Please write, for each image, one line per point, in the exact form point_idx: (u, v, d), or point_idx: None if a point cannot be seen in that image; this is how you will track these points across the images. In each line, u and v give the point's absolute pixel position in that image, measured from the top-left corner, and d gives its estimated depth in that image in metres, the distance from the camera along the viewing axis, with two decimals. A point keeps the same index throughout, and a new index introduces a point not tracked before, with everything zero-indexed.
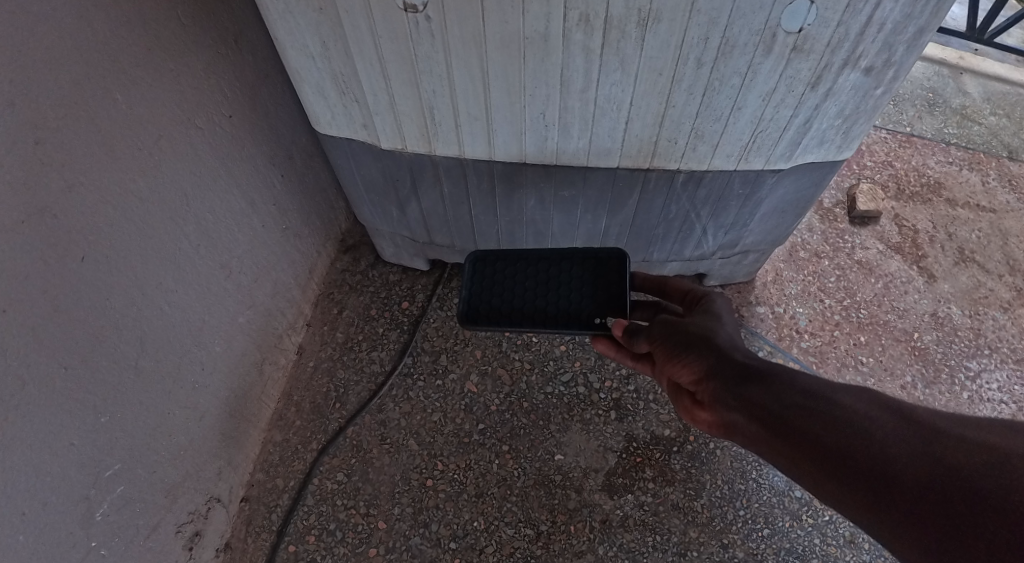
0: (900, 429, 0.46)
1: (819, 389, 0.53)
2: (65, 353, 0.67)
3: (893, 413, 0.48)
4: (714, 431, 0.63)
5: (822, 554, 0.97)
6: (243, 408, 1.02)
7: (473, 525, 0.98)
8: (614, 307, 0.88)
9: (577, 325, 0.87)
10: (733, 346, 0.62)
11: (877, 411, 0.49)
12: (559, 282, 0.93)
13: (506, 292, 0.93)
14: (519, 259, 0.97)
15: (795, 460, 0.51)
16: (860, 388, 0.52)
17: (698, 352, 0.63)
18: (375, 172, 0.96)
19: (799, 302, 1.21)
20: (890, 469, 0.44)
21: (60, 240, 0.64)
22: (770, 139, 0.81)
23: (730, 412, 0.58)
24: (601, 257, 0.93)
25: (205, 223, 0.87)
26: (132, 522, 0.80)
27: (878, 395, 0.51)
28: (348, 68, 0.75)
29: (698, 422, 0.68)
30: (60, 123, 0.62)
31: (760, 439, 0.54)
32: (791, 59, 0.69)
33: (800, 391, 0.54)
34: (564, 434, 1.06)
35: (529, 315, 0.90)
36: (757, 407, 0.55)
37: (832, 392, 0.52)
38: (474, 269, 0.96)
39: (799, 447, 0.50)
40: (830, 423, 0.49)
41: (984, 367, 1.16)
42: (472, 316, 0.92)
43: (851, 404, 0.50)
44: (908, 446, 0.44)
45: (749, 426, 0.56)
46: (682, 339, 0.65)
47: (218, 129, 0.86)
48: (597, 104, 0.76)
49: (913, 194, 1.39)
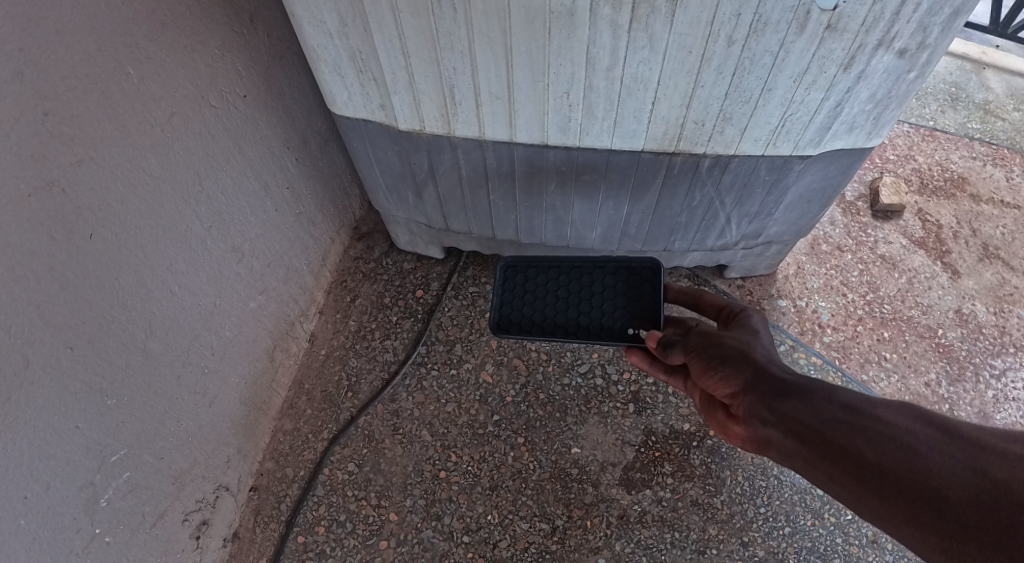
0: (943, 445, 0.45)
1: (859, 403, 0.52)
2: (71, 332, 0.65)
3: (935, 427, 0.46)
4: (748, 447, 0.61)
5: (844, 554, 0.94)
6: (253, 396, 0.99)
7: (487, 519, 0.95)
8: (648, 319, 0.86)
9: (609, 336, 0.86)
10: (770, 361, 0.60)
11: (919, 425, 0.47)
12: (591, 291, 0.91)
13: (538, 300, 0.92)
14: (551, 266, 0.96)
15: (836, 476, 0.50)
16: (900, 402, 0.50)
17: (733, 365, 0.61)
18: (393, 156, 0.94)
19: (821, 296, 1.18)
20: (934, 483, 0.43)
21: (68, 215, 0.62)
22: (800, 123, 0.78)
23: (765, 427, 0.56)
24: (633, 267, 0.92)
25: (218, 204, 0.85)
26: (138, 510, 0.78)
27: (918, 409, 0.49)
28: (367, 44, 0.73)
29: (731, 438, 0.66)
30: (70, 95, 0.60)
31: (798, 456, 0.53)
32: (825, 38, 0.66)
33: (842, 406, 0.52)
34: (581, 427, 1.03)
35: (561, 325, 0.89)
36: (794, 421, 0.54)
37: (873, 407, 0.51)
38: (505, 277, 0.96)
39: (839, 463, 0.49)
40: (872, 438, 0.48)
41: (1010, 366, 1.12)
42: (504, 324, 0.91)
43: (892, 418, 0.49)
44: (952, 460, 0.44)
45: (786, 441, 0.54)
46: (717, 351, 0.63)
47: (233, 110, 0.85)
48: (624, 84, 0.73)
49: (936, 189, 1.36)
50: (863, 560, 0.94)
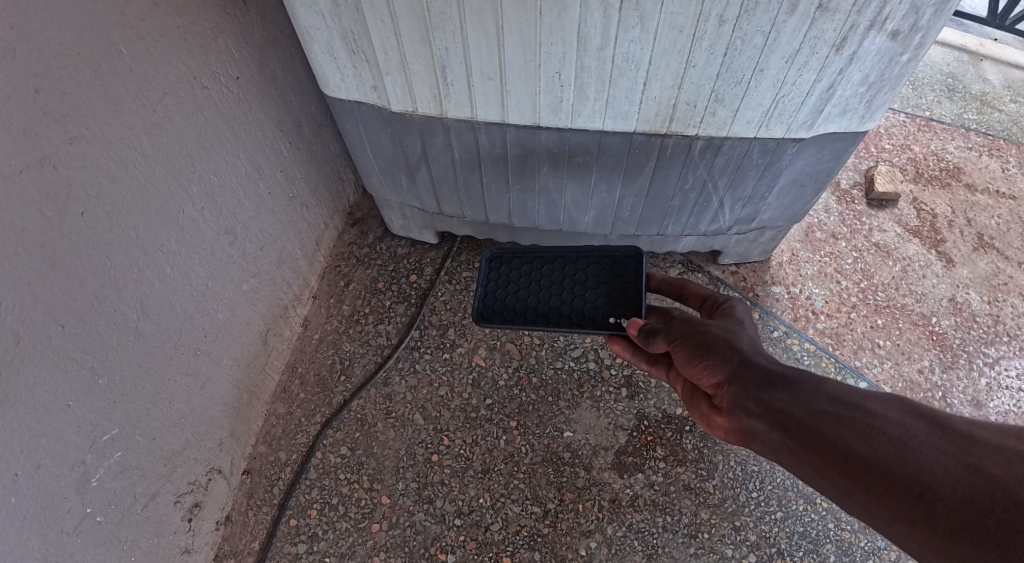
0: (934, 438, 0.45)
1: (847, 395, 0.51)
2: (63, 311, 0.65)
3: (927, 421, 0.46)
4: (731, 438, 0.61)
5: (836, 539, 0.94)
6: (246, 379, 0.99)
7: (479, 502, 0.96)
8: (630, 307, 0.86)
9: (591, 324, 0.86)
10: (755, 351, 0.60)
11: (910, 418, 0.47)
12: (574, 280, 0.91)
13: (522, 289, 0.93)
14: (536, 257, 0.96)
15: (822, 469, 0.49)
16: (890, 394, 0.50)
17: (720, 355, 0.61)
18: (386, 140, 0.94)
19: (815, 283, 1.18)
20: (926, 479, 0.43)
21: (59, 193, 0.62)
22: (792, 105, 0.78)
23: (750, 418, 0.56)
24: (617, 256, 0.92)
25: (211, 185, 0.85)
26: (129, 490, 0.78)
27: (908, 402, 0.49)
28: (359, 25, 0.73)
29: (713, 429, 0.66)
30: (62, 73, 0.60)
31: (784, 449, 0.53)
32: (816, 18, 0.66)
33: (828, 398, 0.52)
34: (574, 411, 1.03)
35: (543, 314, 0.89)
36: (780, 412, 0.53)
37: (861, 399, 0.50)
38: (490, 266, 0.96)
39: (827, 456, 0.49)
40: (861, 432, 0.48)
41: (1003, 354, 1.12)
42: (487, 313, 0.91)
43: (881, 411, 0.49)
44: (944, 455, 0.43)
45: (770, 433, 0.54)
46: (702, 341, 0.63)
47: (226, 91, 0.85)
48: (615, 64, 0.73)
49: (932, 178, 1.36)
50: (855, 546, 0.94)
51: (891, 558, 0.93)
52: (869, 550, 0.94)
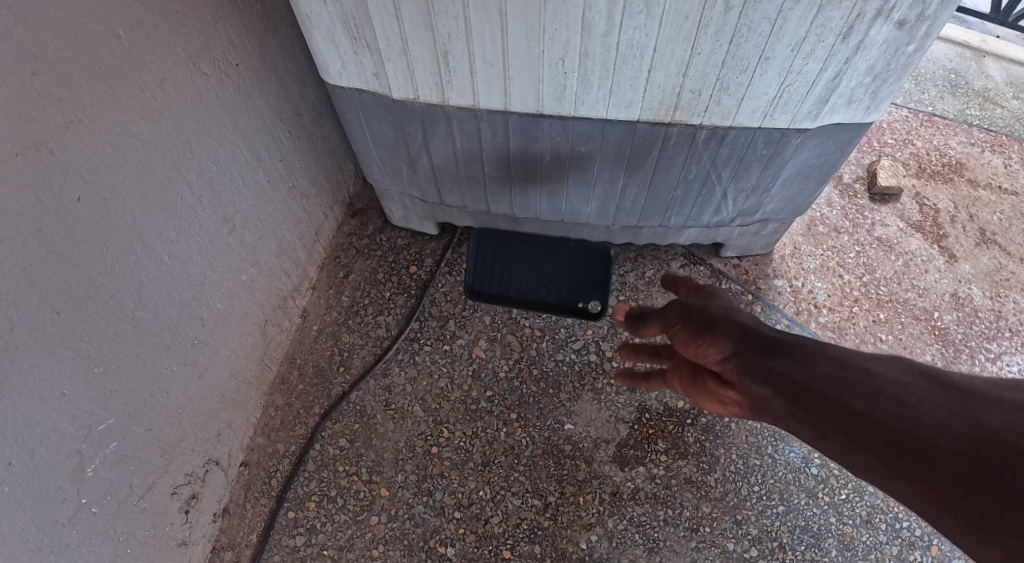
0: (934, 394, 0.42)
1: (847, 358, 0.49)
2: (59, 298, 0.64)
3: (929, 379, 0.43)
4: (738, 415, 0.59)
5: (837, 533, 0.94)
6: (244, 370, 0.99)
7: (479, 495, 0.95)
8: None
9: None
10: (757, 325, 0.59)
11: (910, 377, 0.44)
12: None
13: None
14: None
15: (822, 432, 0.46)
16: (893, 356, 0.47)
17: (720, 330, 0.60)
18: (387, 127, 0.93)
19: (816, 276, 1.18)
20: (925, 432, 0.40)
21: (56, 176, 0.61)
22: (797, 95, 0.78)
23: (749, 386, 0.54)
24: None
25: (210, 173, 0.84)
26: (125, 481, 0.77)
27: (911, 363, 0.46)
28: (360, 10, 0.72)
29: (725, 410, 0.64)
30: (59, 55, 0.59)
31: (783, 414, 0.50)
32: (823, 6, 0.66)
33: (828, 362, 0.50)
34: (575, 403, 1.03)
35: None
36: (779, 376, 0.51)
37: (863, 362, 0.48)
38: None
39: (825, 416, 0.46)
40: (859, 391, 0.45)
41: (1005, 350, 1.12)
42: None
43: (882, 372, 0.46)
44: (944, 409, 0.40)
45: (769, 399, 0.51)
46: (704, 319, 0.62)
47: (225, 78, 0.83)
48: (620, 51, 0.73)
49: (934, 173, 1.36)
50: (856, 540, 0.93)
51: (892, 553, 0.92)
52: (871, 545, 0.93)
